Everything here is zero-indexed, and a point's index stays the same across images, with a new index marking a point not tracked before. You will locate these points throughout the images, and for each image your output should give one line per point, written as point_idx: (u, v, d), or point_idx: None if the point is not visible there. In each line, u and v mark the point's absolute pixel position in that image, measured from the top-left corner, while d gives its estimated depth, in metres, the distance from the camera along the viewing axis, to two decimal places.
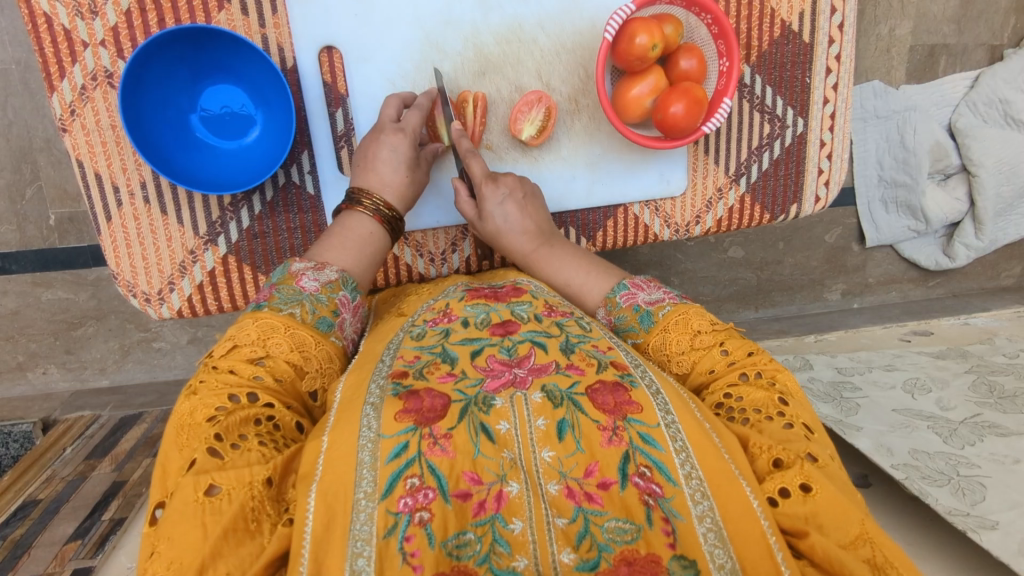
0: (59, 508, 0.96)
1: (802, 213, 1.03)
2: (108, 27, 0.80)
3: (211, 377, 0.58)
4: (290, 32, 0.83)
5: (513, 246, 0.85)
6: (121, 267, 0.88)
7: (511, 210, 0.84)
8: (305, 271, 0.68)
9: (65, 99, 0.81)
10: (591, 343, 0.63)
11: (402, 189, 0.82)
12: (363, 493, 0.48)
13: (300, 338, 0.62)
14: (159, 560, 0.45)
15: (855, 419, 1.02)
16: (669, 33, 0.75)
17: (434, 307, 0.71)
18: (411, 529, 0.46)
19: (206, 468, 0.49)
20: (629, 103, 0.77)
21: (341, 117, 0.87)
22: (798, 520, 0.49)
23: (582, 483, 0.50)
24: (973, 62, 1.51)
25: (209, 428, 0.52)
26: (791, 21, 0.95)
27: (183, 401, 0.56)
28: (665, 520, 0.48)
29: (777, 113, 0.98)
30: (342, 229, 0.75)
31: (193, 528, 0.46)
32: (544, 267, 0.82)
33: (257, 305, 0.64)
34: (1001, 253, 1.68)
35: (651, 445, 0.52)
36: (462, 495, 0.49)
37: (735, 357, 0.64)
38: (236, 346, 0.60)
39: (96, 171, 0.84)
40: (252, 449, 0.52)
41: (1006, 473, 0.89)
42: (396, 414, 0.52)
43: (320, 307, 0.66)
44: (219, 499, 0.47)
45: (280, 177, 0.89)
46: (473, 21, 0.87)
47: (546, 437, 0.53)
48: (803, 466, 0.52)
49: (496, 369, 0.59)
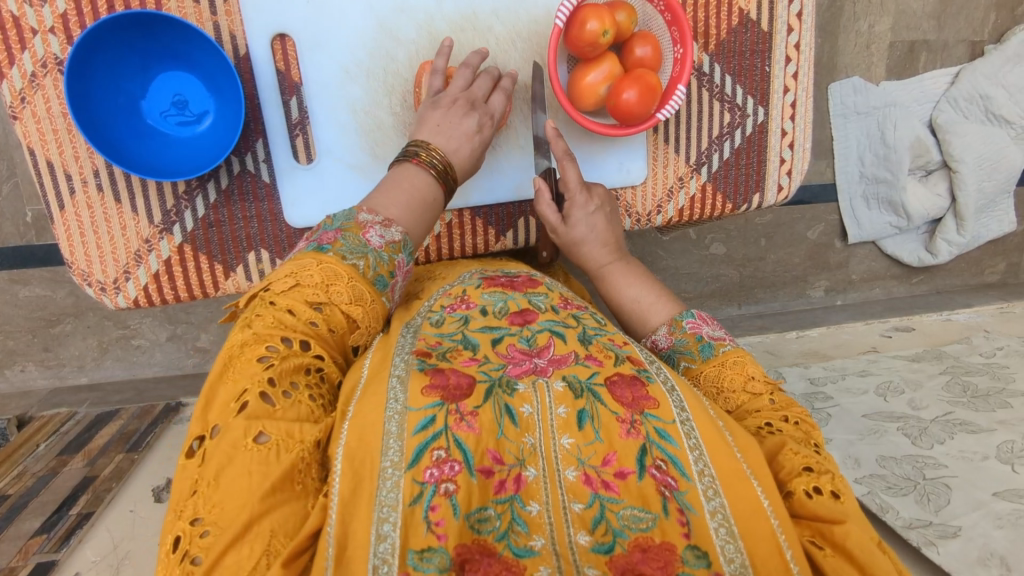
0: (27, 503, 0.95)
1: (765, 204, 0.97)
2: (58, 14, 0.75)
3: (268, 313, 0.55)
4: (242, 20, 0.78)
5: (586, 258, 0.82)
6: (75, 256, 0.82)
7: (598, 223, 0.82)
8: (372, 223, 0.64)
9: (14, 87, 0.75)
10: (608, 337, 0.62)
11: (466, 162, 0.77)
12: (390, 461, 0.47)
13: (359, 292, 0.59)
14: (201, 501, 0.43)
15: (826, 432, 1.03)
16: (622, 20, 0.75)
17: (450, 292, 0.70)
18: (437, 499, 0.46)
19: (258, 413, 0.48)
20: (584, 91, 0.77)
21: (296, 106, 0.82)
22: (828, 510, 0.49)
23: (600, 471, 0.50)
24: (953, 58, 1.51)
25: (263, 370, 0.51)
26: (749, 10, 0.90)
27: (237, 332, 0.54)
28: (680, 512, 0.48)
29: (737, 101, 0.93)
30: (407, 186, 0.70)
31: (241, 474, 0.44)
32: (614, 283, 0.79)
33: (322, 245, 0.61)
34: (984, 250, 1.69)
35: (667, 440, 0.52)
36: (485, 471, 0.49)
37: (782, 405, 0.61)
38: (300, 285, 0.57)
39: (48, 160, 0.78)
40: (303, 402, 0.51)
41: (973, 471, 0.88)
42: (423, 388, 0.52)
43: (381, 265, 0.62)
44: (268, 447, 0.46)
45: (234, 165, 0.83)
46: (427, 8, 0.82)
47: (566, 425, 0.52)
48: (835, 478, 0.52)
49: (517, 357, 0.58)
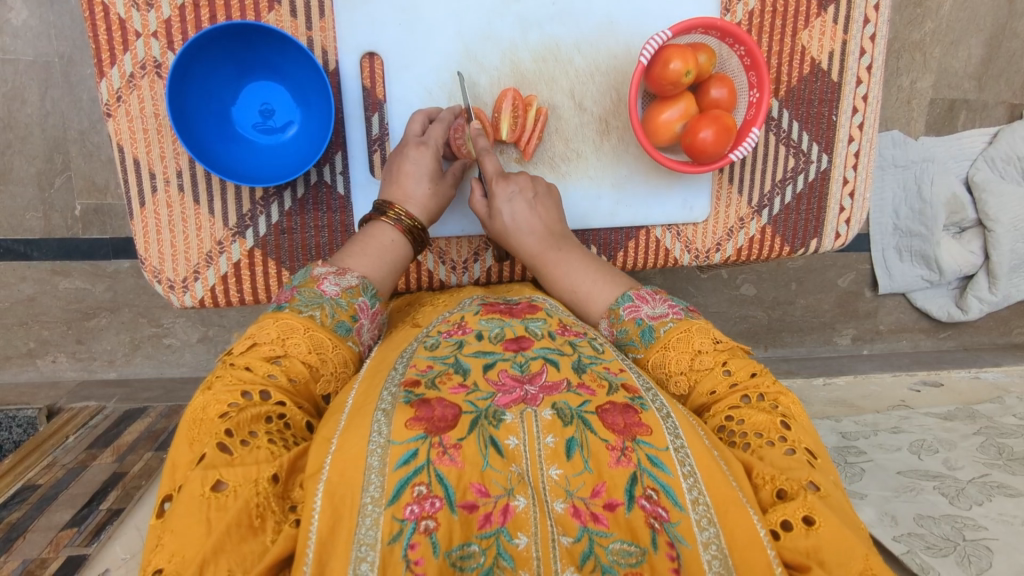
0: (57, 495, 0.95)
1: (822, 249, 0.97)
2: (162, 19, 0.77)
3: (227, 373, 0.55)
4: (336, 36, 0.81)
5: (521, 246, 0.79)
6: (149, 252, 0.83)
7: (519, 209, 0.78)
8: (326, 275, 0.65)
9: (113, 86, 0.78)
10: (603, 364, 0.58)
11: (427, 202, 0.78)
12: (370, 497, 0.45)
13: (318, 340, 0.59)
14: (161, 552, 0.42)
15: (860, 485, 1.02)
16: (703, 62, 0.77)
17: (449, 318, 0.67)
18: (416, 537, 0.44)
19: (215, 462, 0.47)
20: (660, 127, 0.79)
21: (377, 121, 0.84)
22: (800, 555, 0.46)
23: (589, 503, 0.47)
24: (992, 119, 1.53)
25: (220, 423, 0.50)
26: (820, 60, 0.91)
27: (197, 395, 0.53)
28: (670, 545, 0.46)
29: (802, 148, 0.93)
30: (366, 237, 0.73)
31: (198, 522, 0.43)
32: (553, 273, 0.77)
33: (278, 305, 0.62)
34: (1013, 310, 1.68)
35: (659, 468, 0.49)
36: (469, 506, 0.46)
37: (738, 378, 0.59)
38: (255, 344, 0.57)
39: (135, 158, 0.80)
40: (262, 446, 0.49)
41: (1014, 535, 0.87)
42: (407, 421, 0.49)
43: (339, 311, 0.63)
44: (225, 495, 0.45)
45: (312, 175, 0.84)
46: (512, 38, 0.84)
47: (554, 456, 0.49)
48: (807, 498, 0.48)
49: (507, 384, 0.54)
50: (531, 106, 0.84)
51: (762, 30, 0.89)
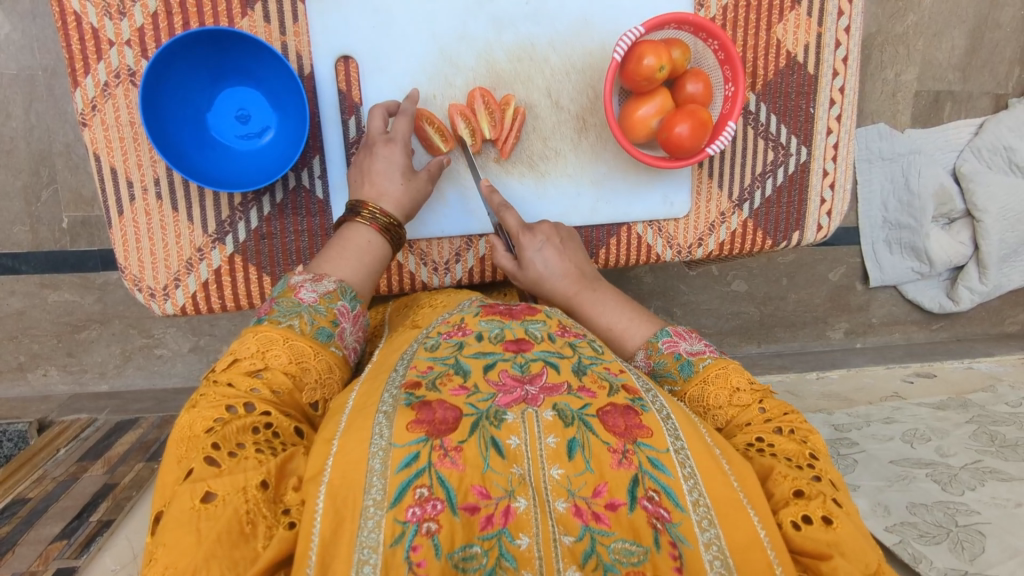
0: (47, 508, 0.94)
1: (805, 241, 0.97)
2: (135, 27, 0.77)
3: (210, 391, 0.55)
4: (310, 41, 0.81)
5: (554, 292, 0.78)
6: (129, 262, 0.83)
7: (551, 257, 0.78)
8: (304, 283, 0.65)
9: (87, 95, 0.78)
10: (603, 364, 0.57)
11: (401, 198, 0.78)
12: (372, 500, 0.45)
13: (298, 349, 0.59)
14: (155, 566, 0.42)
15: (854, 477, 1.02)
16: (677, 57, 0.78)
17: (449, 320, 0.64)
18: (419, 538, 0.44)
19: (203, 476, 0.47)
20: (636, 123, 0.80)
21: (354, 125, 0.84)
22: (819, 544, 0.46)
23: (590, 502, 0.47)
24: (977, 110, 1.53)
25: (207, 438, 0.50)
26: (796, 53, 0.91)
27: (182, 414, 0.53)
28: (672, 545, 0.46)
29: (781, 141, 0.94)
30: (341, 242, 0.72)
31: (188, 532, 0.43)
32: (587, 312, 0.75)
33: (258, 318, 0.61)
34: (1005, 300, 1.69)
35: (660, 469, 0.49)
36: (470, 508, 0.46)
37: (772, 415, 0.59)
38: (237, 359, 0.57)
39: (112, 167, 0.80)
40: (250, 457, 0.49)
41: (1007, 518, 0.87)
42: (408, 423, 0.49)
43: (319, 317, 0.63)
44: (214, 504, 0.45)
45: (290, 180, 0.84)
46: (487, 39, 0.84)
47: (556, 456, 0.49)
48: (825, 502, 0.49)
49: (508, 384, 0.53)
50: (507, 107, 0.85)
51: (737, 24, 0.90)
